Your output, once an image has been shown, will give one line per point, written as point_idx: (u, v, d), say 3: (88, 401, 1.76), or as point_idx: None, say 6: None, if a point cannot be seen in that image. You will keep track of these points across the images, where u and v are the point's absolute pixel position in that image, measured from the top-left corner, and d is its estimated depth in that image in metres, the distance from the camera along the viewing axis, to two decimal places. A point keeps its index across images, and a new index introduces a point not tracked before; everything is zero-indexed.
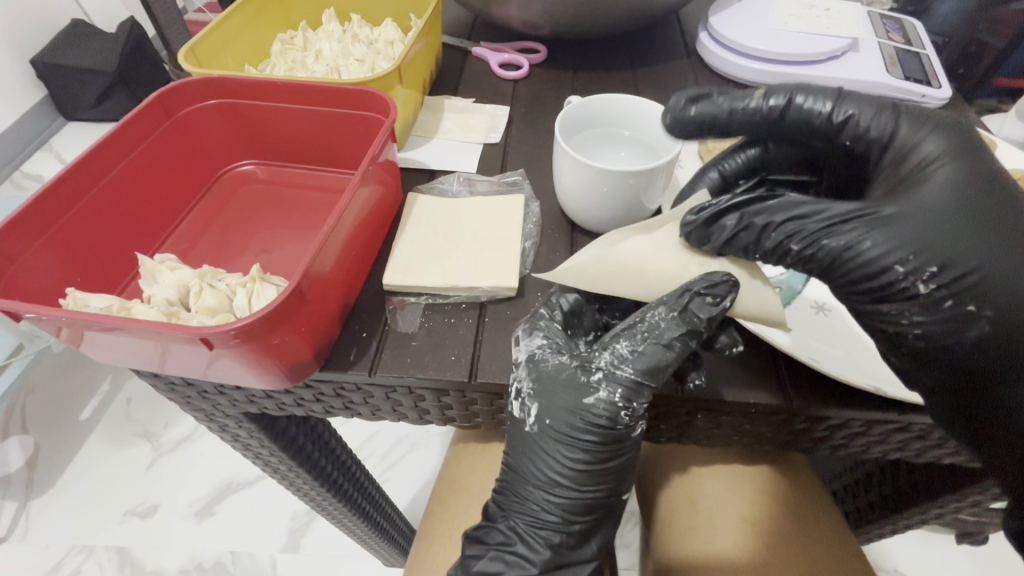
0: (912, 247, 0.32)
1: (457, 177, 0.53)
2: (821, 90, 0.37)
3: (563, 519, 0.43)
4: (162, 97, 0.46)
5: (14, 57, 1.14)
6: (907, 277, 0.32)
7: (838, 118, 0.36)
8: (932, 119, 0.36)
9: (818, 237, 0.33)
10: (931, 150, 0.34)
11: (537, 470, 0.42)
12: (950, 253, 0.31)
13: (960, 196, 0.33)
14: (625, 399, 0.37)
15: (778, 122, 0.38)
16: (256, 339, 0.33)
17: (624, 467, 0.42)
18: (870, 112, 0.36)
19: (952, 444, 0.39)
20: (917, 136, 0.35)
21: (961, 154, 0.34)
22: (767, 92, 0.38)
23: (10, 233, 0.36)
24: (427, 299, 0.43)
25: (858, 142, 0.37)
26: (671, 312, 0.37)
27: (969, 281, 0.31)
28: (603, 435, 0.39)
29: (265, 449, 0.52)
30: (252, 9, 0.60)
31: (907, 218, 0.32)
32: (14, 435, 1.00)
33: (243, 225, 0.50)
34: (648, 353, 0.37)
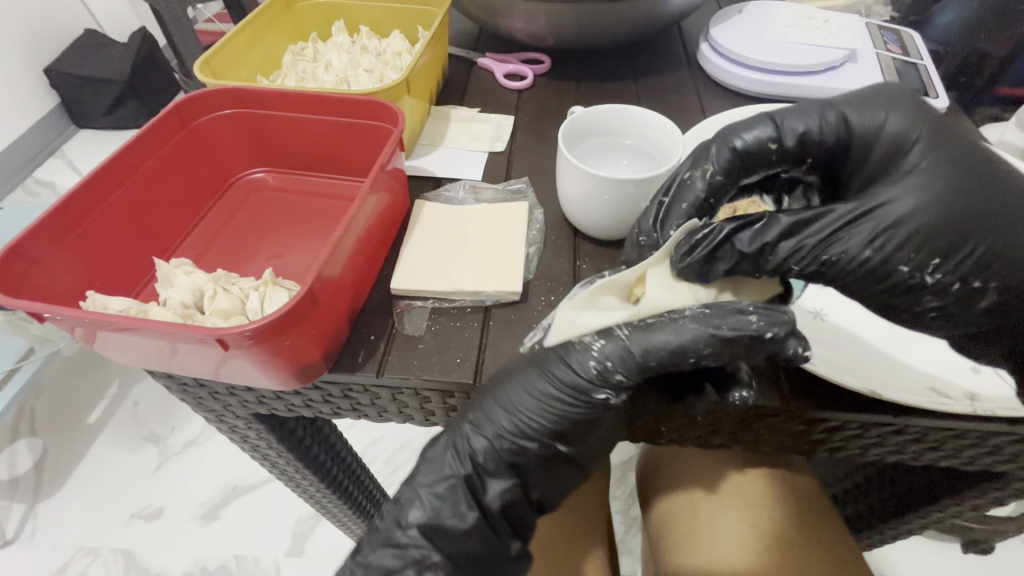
0: (914, 239, 0.32)
1: (463, 185, 0.54)
2: (751, 120, 0.38)
3: (489, 460, 0.40)
4: (178, 107, 0.48)
5: (30, 66, 1.17)
6: (917, 269, 0.33)
7: (789, 139, 0.37)
8: (883, 103, 0.37)
9: (826, 244, 0.34)
10: (897, 135, 0.36)
11: (497, 399, 0.39)
12: (952, 235, 0.32)
13: (937, 176, 0.34)
14: (609, 356, 0.37)
15: (744, 165, 0.37)
16: (269, 340, 0.34)
17: (573, 438, 0.40)
18: (815, 120, 0.37)
19: (949, 446, 0.40)
20: (875, 121, 0.36)
21: (921, 133, 0.35)
22: (712, 161, 0.37)
23: (34, 237, 0.38)
24: (434, 303, 0.44)
25: (815, 152, 0.37)
26: (705, 310, 0.35)
27: (974, 257, 0.32)
28: (575, 378, 0.37)
29: (273, 450, 0.53)
30: (263, 22, 0.61)
31: (902, 199, 0.33)
32: (23, 438, 1.01)
33: (254, 229, 0.52)
34: (653, 331, 0.35)
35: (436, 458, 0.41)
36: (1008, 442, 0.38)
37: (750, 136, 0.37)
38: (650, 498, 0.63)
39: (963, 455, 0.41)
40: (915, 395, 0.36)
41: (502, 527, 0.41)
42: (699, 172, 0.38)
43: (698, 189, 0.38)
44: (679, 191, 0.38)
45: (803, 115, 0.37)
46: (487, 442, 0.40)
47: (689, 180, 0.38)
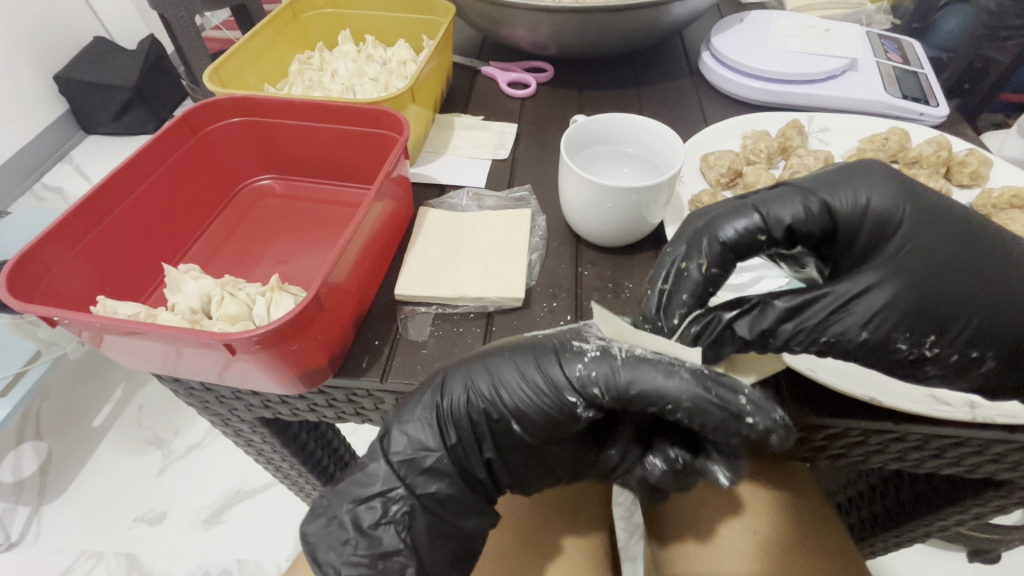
0: (906, 319, 0.34)
1: (466, 193, 0.55)
2: (735, 210, 0.38)
3: (451, 422, 0.39)
4: (187, 116, 0.49)
5: (39, 72, 1.19)
6: (912, 344, 0.34)
7: (776, 228, 0.38)
8: (862, 179, 0.38)
9: (825, 326, 0.35)
10: (882, 213, 0.37)
11: (484, 371, 0.39)
12: (940, 312, 0.34)
13: (929, 255, 0.35)
14: (598, 370, 0.36)
15: (735, 254, 0.37)
16: (276, 346, 0.35)
17: (535, 431, 0.40)
18: (796, 209, 0.38)
19: (950, 454, 0.40)
20: (860, 201, 0.37)
21: (903, 211, 0.37)
22: (703, 254, 0.37)
23: (47, 243, 0.39)
24: (437, 309, 0.44)
25: (803, 236, 0.38)
26: (705, 370, 0.35)
27: (968, 331, 0.34)
28: (561, 375, 0.37)
29: (277, 454, 0.53)
30: (271, 31, 0.62)
31: (894, 279, 0.35)
32: (29, 441, 1.02)
33: (258, 235, 0.52)
34: (644, 370, 0.35)
35: (411, 399, 0.40)
36: (1010, 450, 0.38)
37: (734, 228, 0.37)
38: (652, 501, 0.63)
39: (966, 462, 0.41)
40: (914, 402, 0.36)
41: (468, 484, 0.42)
42: (693, 264, 0.37)
43: (695, 277, 0.37)
44: (678, 279, 0.37)
45: (786, 201, 0.38)
46: (460, 404, 0.39)
47: (684, 270, 0.37)
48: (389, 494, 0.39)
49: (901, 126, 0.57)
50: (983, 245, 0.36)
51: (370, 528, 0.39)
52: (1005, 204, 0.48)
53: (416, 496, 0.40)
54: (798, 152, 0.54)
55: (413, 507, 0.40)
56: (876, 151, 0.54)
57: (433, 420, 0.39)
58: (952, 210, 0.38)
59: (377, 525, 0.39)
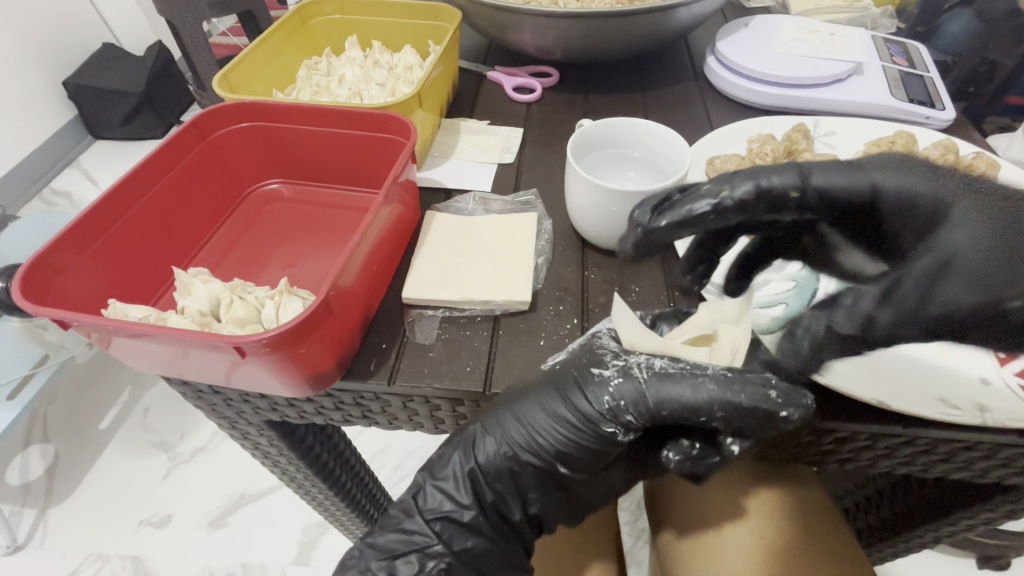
0: (964, 285, 0.31)
1: (472, 197, 0.55)
2: (778, 167, 0.38)
3: (490, 469, 0.41)
4: (197, 121, 0.49)
5: (49, 78, 1.20)
6: (970, 317, 0.31)
7: (811, 192, 0.38)
8: (903, 168, 0.36)
9: (869, 306, 0.33)
10: (927, 201, 0.34)
11: (511, 410, 0.40)
12: (1008, 283, 0.31)
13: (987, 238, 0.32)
14: (624, 395, 0.37)
15: (761, 201, 0.38)
16: (285, 348, 0.35)
17: (581, 465, 0.41)
18: (838, 178, 0.37)
19: (959, 458, 0.40)
20: (902, 189, 0.35)
21: (959, 192, 0.34)
22: (731, 187, 0.37)
23: (59, 247, 0.39)
24: (444, 312, 0.45)
25: (836, 207, 0.38)
26: (727, 374, 0.36)
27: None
28: (590, 409, 0.38)
29: (283, 457, 0.53)
30: (279, 37, 0.63)
31: (955, 246, 0.32)
32: (36, 444, 1.03)
33: (268, 240, 0.53)
34: (669, 387, 0.36)
35: (444, 457, 0.43)
36: (1020, 454, 0.38)
37: (776, 179, 0.38)
38: (659, 504, 0.62)
39: (975, 467, 0.41)
40: (921, 405, 0.36)
41: (506, 538, 0.43)
42: (716, 189, 0.38)
43: (708, 203, 0.37)
44: (693, 196, 0.38)
45: (829, 172, 0.38)
46: (496, 452, 0.40)
47: (705, 191, 0.38)
48: (425, 550, 0.41)
49: (907, 129, 0.57)
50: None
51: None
52: None
53: (454, 553, 0.41)
54: (804, 155, 0.54)
55: (450, 565, 0.41)
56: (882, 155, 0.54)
57: (465, 474, 0.41)
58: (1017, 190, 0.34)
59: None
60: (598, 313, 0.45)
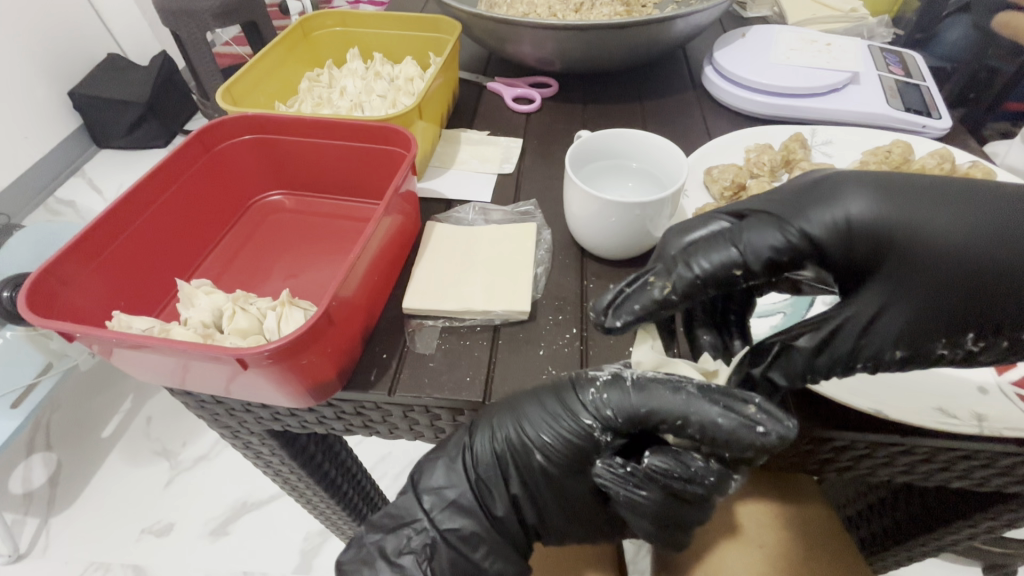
0: (903, 341, 0.32)
1: (472, 207, 0.55)
2: (711, 242, 0.35)
3: (476, 457, 0.41)
4: (201, 134, 0.50)
5: (55, 89, 1.22)
6: (915, 359, 0.33)
7: (754, 261, 0.34)
8: (831, 195, 0.33)
9: (814, 354, 0.34)
10: (861, 229, 0.32)
11: (504, 404, 0.40)
12: (948, 325, 0.31)
13: (927, 267, 0.31)
14: (611, 396, 0.38)
15: (704, 285, 0.35)
16: (287, 360, 0.35)
17: (561, 466, 0.40)
18: (773, 240, 0.34)
19: (958, 467, 0.40)
20: (836, 216, 0.32)
21: (891, 222, 0.31)
22: (668, 281, 0.36)
23: (65, 260, 0.40)
24: (444, 322, 0.45)
25: (783, 267, 0.34)
26: (711, 386, 0.36)
27: (989, 324, 0.31)
28: (578, 405, 0.38)
29: (285, 466, 0.53)
30: (282, 50, 0.64)
31: (899, 301, 0.32)
32: (39, 453, 1.03)
33: (270, 251, 0.53)
34: (654, 390, 0.36)
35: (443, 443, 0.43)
36: (1019, 463, 0.38)
37: (707, 256, 0.35)
38: None
39: (976, 476, 0.41)
40: (917, 415, 0.36)
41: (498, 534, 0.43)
42: (660, 285, 0.36)
43: (656, 295, 0.36)
44: (641, 292, 0.37)
45: (764, 227, 0.34)
46: (487, 444, 0.40)
47: (652, 287, 0.36)
48: (412, 525, 0.42)
49: (904, 138, 0.57)
50: (1001, 226, 0.31)
51: (393, 556, 0.42)
52: None
53: (440, 530, 0.41)
54: (801, 164, 0.54)
55: (434, 539, 0.42)
56: (879, 164, 0.54)
57: (457, 459, 0.42)
58: (948, 186, 0.32)
59: (399, 553, 0.42)
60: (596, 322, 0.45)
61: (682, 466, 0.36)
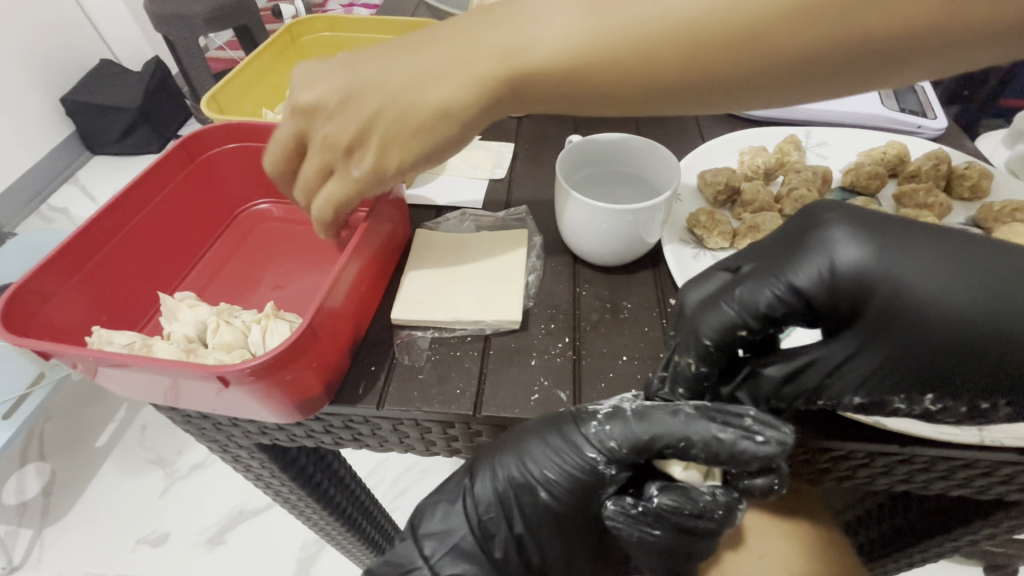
0: (866, 389, 0.32)
1: (462, 215, 0.55)
2: (708, 308, 0.34)
3: (479, 498, 0.40)
4: (185, 143, 0.49)
5: (46, 95, 1.21)
6: (873, 405, 0.33)
7: (752, 319, 0.33)
8: (827, 240, 0.31)
9: (781, 383, 0.34)
10: (852, 277, 0.30)
11: (505, 442, 0.39)
12: (918, 377, 0.30)
13: (909, 322, 0.29)
14: (614, 427, 0.37)
15: (717, 351, 0.35)
16: (270, 375, 0.34)
17: (569, 500, 0.38)
18: (766, 296, 0.32)
19: (959, 476, 0.39)
20: (830, 261, 0.30)
21: (878, 274, 0.29)
22: (681, 352, 0.36)
23: (43, 274, 0.39)
24: (434, 333, 0.44)
25: (787, 320, 0.32)
26: (706, 407, 0.35)
27: (965, 388, 0.29)
28: (580, 441, 0.37)
29: (276, 479, 0.52)
30: (269, 55, 0.63)
31: (870, 351, 0.31)
32: (32, 462, 1.02)
33: (257, 260, 0.52)
34: (655, 416, 0.35)
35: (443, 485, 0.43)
36: (1020, 471, 0.37)
37: (710, 326, 0.34)
38: None
39: (974, 484, 0.40)
40: (916, 424, 0.35)
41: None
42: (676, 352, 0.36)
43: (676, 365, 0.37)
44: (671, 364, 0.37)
45: (760, 283, 0.32)
46: (489, 483, 0.40)
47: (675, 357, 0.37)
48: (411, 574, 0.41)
49: (899, 139, 0.57)
50: (997, 294, 0.28)
51: None
52: (1007, 217, 0.48)
53: None
54: (796, 167, 0.53)
55: None
56: (875, 165, 0.53)
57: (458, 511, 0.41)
58: (948, 234, 0.29)
59: None
60: (589, 331, 0.45)
61: (692, 502, 0.36)
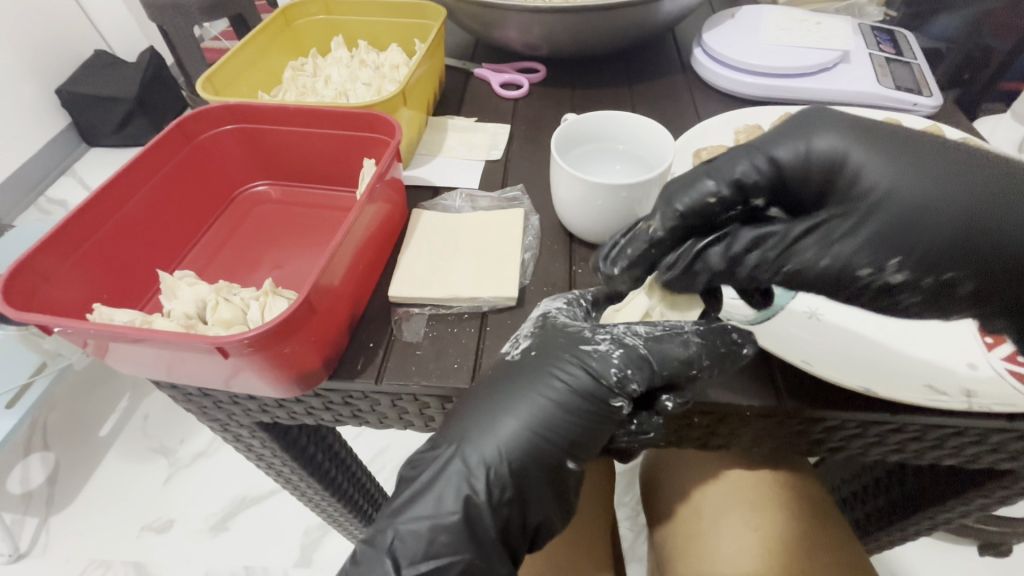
0: (837, 256, 0.32)
1: (460, 195, 0.55)
2: (688, 181, 0.37)
3: (492, 474, 0.37)
4: (182, 124, 0.49)
5: (41, 87, 1.21)
6: (841, 280, 0.33)
7: (726, 188, 0.36)
8: (806, 127, 0.35)
9: (749, 255, 0.35)
10: (826, 151, 0.33)
11: (503, 407, 0.38)
12: (889, 243, 0.31)
13: (885, 187, 0.31)
14: (628, 365, 0.37)
15: (693, 221, 0.37)
16: (269, 347, 0.35)
17: (581, 442, 0.38)
18: (742, 166, 0.35)
19: (950, 444, 0.40)
20: (806, 142, 0.34)
21: (855, 149, 0.32)
22: (658, 218, 0.38)
23: (43, 253, 0.39)
24: (431, 310, 0.44)
25: (757, 192, 0.36)
26: (702, 328, 0.39)
27: (940, 253, 0.30)
28: (593, 381, 0.38)
29: (277, 459, 0.53)
30: (265, 38, 0.63)
31: (841, 221, 0.32)
32: (36, 452, 1.03)
33: (256, 242, 0.53)
34: (667, 344, 0.38)
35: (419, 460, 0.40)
36: (1009, 438, 0.38)
37: (689, 196, 0.37)
38: (654, 500, 0.62)
39: (966, 452, 0.41)
40: (910, 392, 0.36)
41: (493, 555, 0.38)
42: (649, 221, 0.38)
43: (650, 235, 0.38)
44: (636, 236, 0.39)
45: (738, 157, 0.36)
46: (493, 452, 0.37)
47: (645, 228, 0.39)
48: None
49: (895, 116, 0.57)
50: (966, 174, 0.30)
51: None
52: None
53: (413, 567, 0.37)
54: None
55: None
56: None
57: (464, 520, 0.37)
58: (911, 134, 0.33)
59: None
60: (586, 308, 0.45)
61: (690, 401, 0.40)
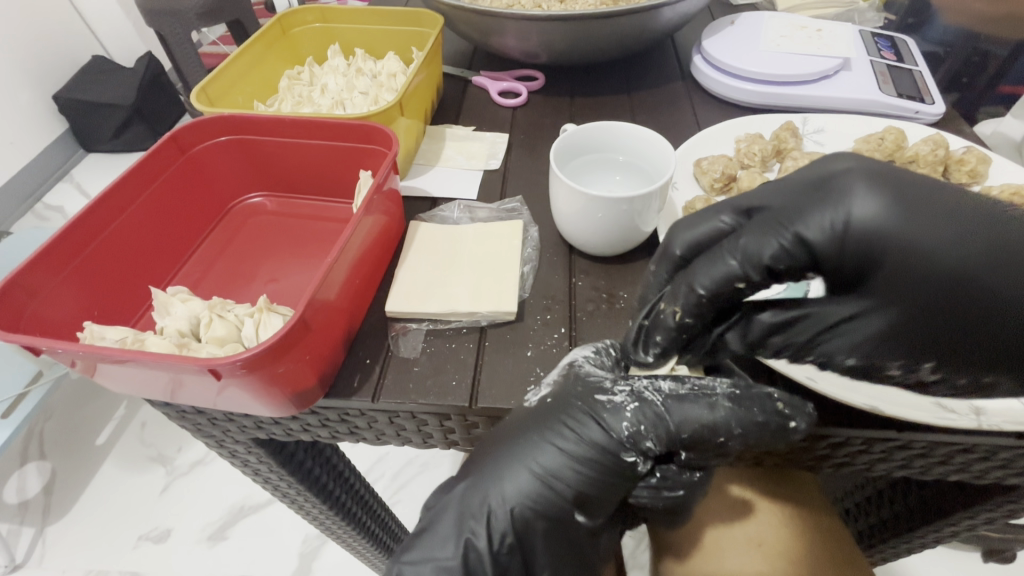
0: (861, 351, 0.33)
1: (458, 206, 0.54)
2: (709, 259, 0.35)
3: (498, 531, 0.37)
4: (175, 136, 0.49)
5: (38, 92, 1.20)
6: (867, 367, 0.34)
7: (754, 271, 0.34)
8: (835, 196, 0.31)
9: (771, 332, 0.36)
10: (867, 222, 0.29)
11: (515, 457, 0.38)
12: (921, 341, 0.31)
13: (921, 285, 0.29)
14: (644, 423, 0.36)
15: (713, 305, 0.35)
16: (261, 369, 0.34)
17: (592, 501, 0.38)
18: (770, 248, 0.33)
19: (957, 461, 0.39)
20: (842, 212, 0.30)
21: (891, 229, 0.29)
22: (676, 301, 0.36)
23: (33, 269, 0.38)
24: (429, 324, 0.44)
25: (790, 272, 0.33)
26: (734, 391, 0.37)
27: (975, 352, 0.30)
28: (605, 437, 0.37)
29: (274, 474, 0.52)
30: (260, 47, 0.62)
31: (871, 313, 0.32)
32: (32, 461, 1.02)
33: (253, 258, 0.52)
34: (690, 405, 0.36)
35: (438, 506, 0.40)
36: (1018, 456, 0.37)
37: (711, 279, 0.35)
38: None
39: (973, 470, 0.40)
40: (919, 412, 0.35)
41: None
42: (668, 308, 0.37)
43: (668, 324, 0.37)
44: (656, 320, 0.38)
45: (763, 232, 0.33)
46: (501, 510, 0.37)
47: (662, 312, 0.38)
48: None
49: (897, 124, 0.56)
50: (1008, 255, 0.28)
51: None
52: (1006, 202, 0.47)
53: None
54: (792, 155, 0.53)
55: None
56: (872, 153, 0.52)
57: (462, 566, 0.37)
58: (949, 189, 0.29)
59: None
60: (585, 321, 0.44)
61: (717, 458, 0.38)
